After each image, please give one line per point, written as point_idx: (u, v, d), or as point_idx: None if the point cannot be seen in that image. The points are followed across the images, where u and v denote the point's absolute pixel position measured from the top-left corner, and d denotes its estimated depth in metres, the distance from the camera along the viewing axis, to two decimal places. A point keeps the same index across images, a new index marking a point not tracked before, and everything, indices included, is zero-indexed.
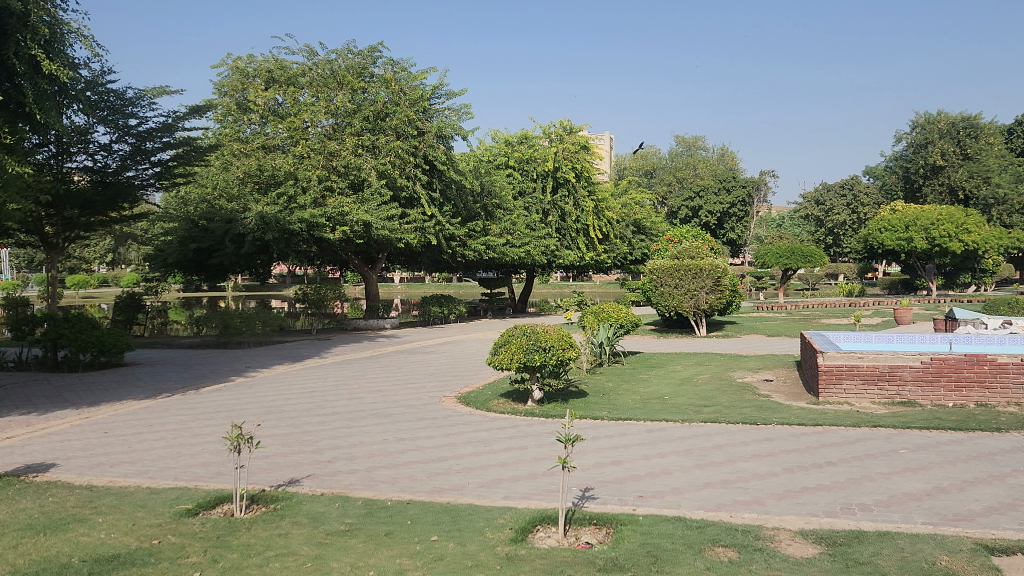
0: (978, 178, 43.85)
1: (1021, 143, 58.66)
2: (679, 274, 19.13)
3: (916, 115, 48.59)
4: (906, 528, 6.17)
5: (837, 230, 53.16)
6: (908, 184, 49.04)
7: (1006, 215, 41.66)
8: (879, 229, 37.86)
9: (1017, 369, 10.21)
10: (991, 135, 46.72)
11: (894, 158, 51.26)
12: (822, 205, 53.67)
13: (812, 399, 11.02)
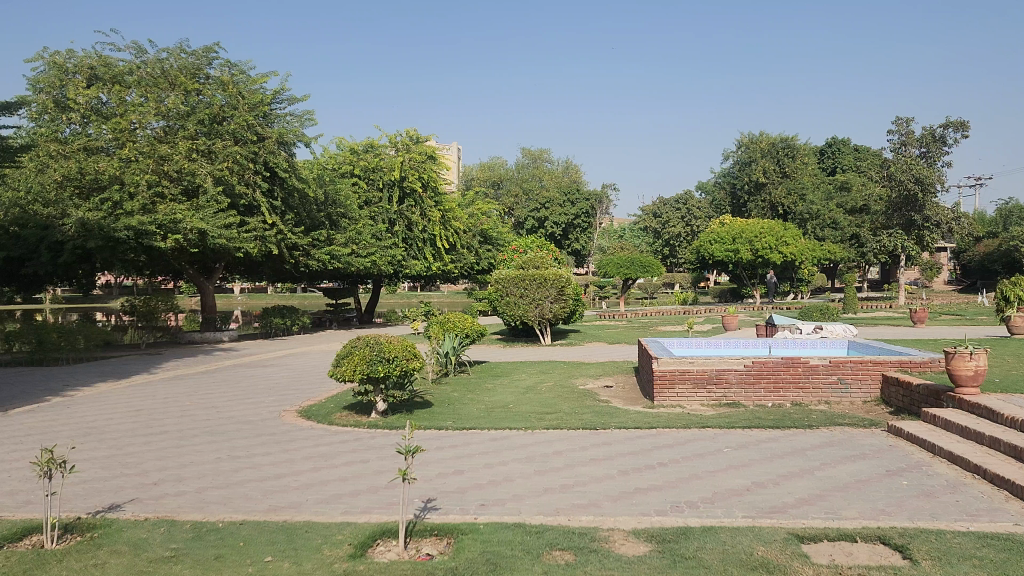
0: (795, 196, 47.55)
1: (831, 163, 64.34)
2: (525, 284, 19.49)
3: (740, 135, 51.87)
4: (728, 522, 6.56)
5: (673, 242, 55.99)
6: (734, 200, 52.44)
7: (818, 228, 45.48)
8: (709, 241, 40.17)
9: (826, 369, 11.13)
10: (806, 156, 50.80)
11: (723, 175, 54.69)
12: (659, 217, 56.45)
13: (647, 403, 11.51)
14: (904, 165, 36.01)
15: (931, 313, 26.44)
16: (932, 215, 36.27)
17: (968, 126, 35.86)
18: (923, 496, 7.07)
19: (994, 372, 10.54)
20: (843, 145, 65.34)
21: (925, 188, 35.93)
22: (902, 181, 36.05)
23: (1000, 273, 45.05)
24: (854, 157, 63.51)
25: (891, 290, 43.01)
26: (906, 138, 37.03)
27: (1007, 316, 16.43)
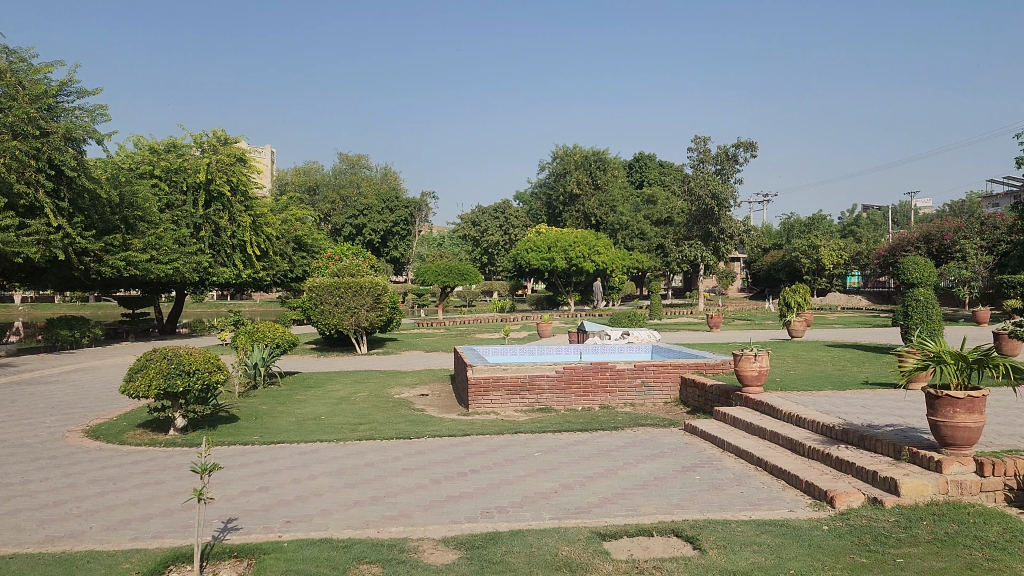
0: (607, 207, 49.99)
1: (639, 176, 68.26)
2: (340, 292, 19.11)
3: (556, 147, 53.70)
4: (535, 525, 6.71)
5: (492, 250, 57.02)
6: (550, 210, 54.27)
7: (629, 239, 47.49)
8: (526, 250, 41.30)
9: (631, 373, 11.71)
10: (616, 169, 53.31)
11: (539, 185, 56.35)
12: (478, 225, 57.17)
13: (462, 410, 11.59)
14: (703, 181, 38.66)
15: (724, 318, 28.67)
16: (727, 227, 39.32)
17: (757, 147, 39.31)
18: (714, 489, 7.58)
19: (775, 372, 11.53)
20: (650, 160, 69.40)
21: (720, 202, 38.82)
22: (701, 196, 38.73)
23: (783, 282, 49.60)
24: (659, 172, 67.57)
25: (692, 297, 46.11)
26: (703, 155, 39.83)
27: (788, 320, 18.00)
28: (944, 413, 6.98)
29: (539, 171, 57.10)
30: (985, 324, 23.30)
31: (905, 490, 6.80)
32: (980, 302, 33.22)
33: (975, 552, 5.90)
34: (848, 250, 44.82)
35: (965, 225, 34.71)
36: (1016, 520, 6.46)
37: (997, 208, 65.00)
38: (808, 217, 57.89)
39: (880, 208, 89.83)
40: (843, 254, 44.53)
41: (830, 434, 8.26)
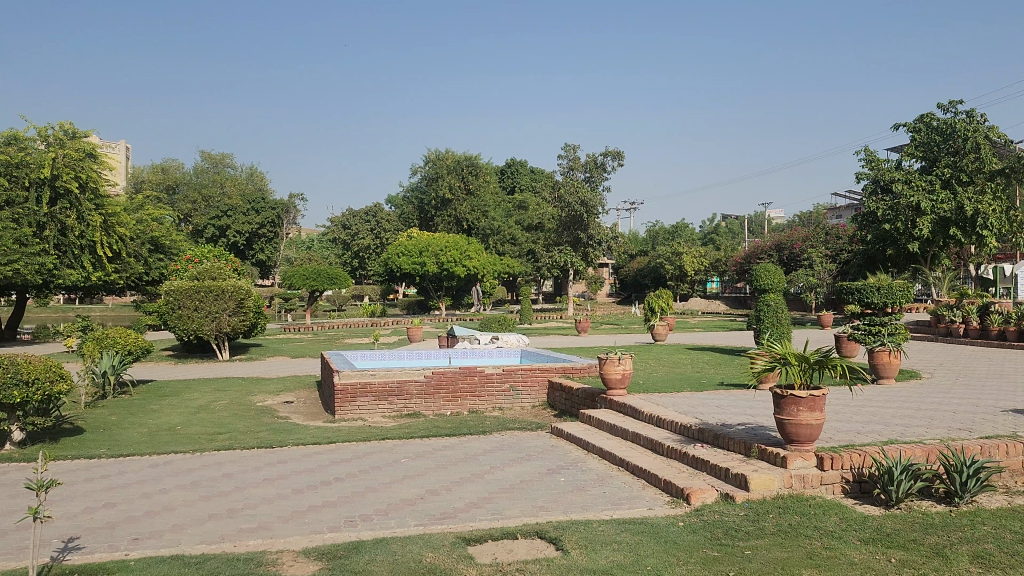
0: (479, 212, 50.22)
1: (511, 182, 69.12)
2: (199, 296, 18.34)
3: (428, 151, 53.57)
4: (399, 532, 6.63)
5: (362, 253, 56.23)
6: (421, 214, 54.08)
7: (499, 244, 48.95)
8: (397, 254, 40.59)
9: (499, 377, 11.83)
10: (488, 175, 53.26)
11: (411, 189, 56.06)
12: (348, 229, 56.15)
13: (329, 417, 11.35)
14: (572, 188, 39.61)
15: (592, 322, 29.47)
16: (595, 234, 40.46)
17: (623, 156, 40.67)
18: (576, 491, 7.75)
19: (639, 374, 11.91)
20: (521, 167, 70.36)
21: (589, 209, 39.93)
22: (570, 203, 39.66)
23: (648, 287, 51.41)
24: (530, 178, 68.57)
25: (563, 301, 47.03)
26: (573, 163, 40.84)
27: (650, 325, 18.67)
28: (789, 412, 7.43)
29: (411, 174, 56.79)
30: (828, 327, 24.96)
31: (754, 485, 7.18)
32: (824, 307, 35.54)
33: (815, 541, 6.30)
34: (708, 257, 47.04)
35: (812, 234, 37.12)
36: (851, 510, 6.95)
37: (839, 220, 69.93)
38: (671, 226, 60.42)
39: (737, 217, 94.73)
40: (703, 261, 46.78)
41: (687, 434, 8.62)
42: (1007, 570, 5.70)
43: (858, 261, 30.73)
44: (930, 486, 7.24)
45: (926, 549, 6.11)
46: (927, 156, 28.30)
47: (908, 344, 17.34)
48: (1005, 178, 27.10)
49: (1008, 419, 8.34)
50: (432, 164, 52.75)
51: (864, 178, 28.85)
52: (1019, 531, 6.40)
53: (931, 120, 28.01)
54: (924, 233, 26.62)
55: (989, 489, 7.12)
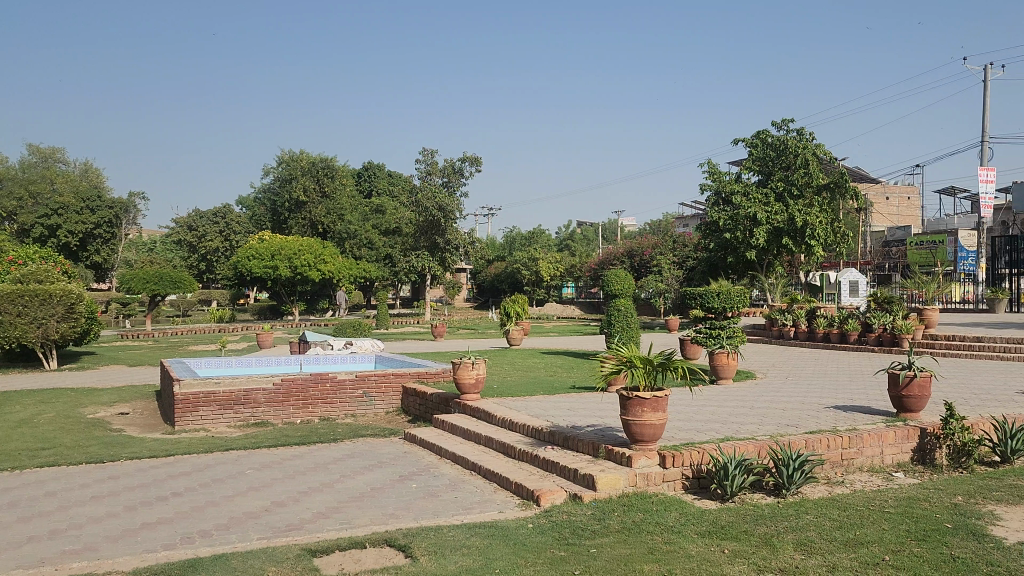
0: (334, 215, 49.05)
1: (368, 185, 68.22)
2: (23, 301, 16.98)
3: (282, 152, 52.43)
4: (240, 547, 6.35)
5: (210, 256, 53.78)
6: (274, 216, 52.42)
7: (356, 248, 48.38)
8: (247, 257, 38.80)
9: (352, 384, 11.66)
10: (344, 177, 52.34)
11: (263, 190, 54.25)
12: (195, 230, 53.61)
13: (168, 428, 10.77)
14: (429, 193, 39.58)
15: (448, 327, 29.52)
16: (452, 239, 40.60)
17: (481, 162, 41.05)
18: (428, 496, 7.70)
19: (493, 379, 12.03)
20: (379, 170, 69.66)
21: (446, 214, 40.03)
22: (427, 208, 39.56)
23: (506, 292, 52.10)
24: (387, 182, 67.95)
25: (421, 306, 46.87)
26: (430, 168, 40.76)
27: (505, 329, 18.85)
28: (634, 413, 7.69)
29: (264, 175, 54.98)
30: (674, 331, 26.14)
31: (601, 484, 7.40)
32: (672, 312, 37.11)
33: (656, 537, 6.54)
34: (563, 263, 48.22)
35: (661, 241, 38.78)
36: (690, 505, 7.28)
37: (685, 228, 73.61)
38: (528, 231, 61.46)
39: (590, 224, 97.79)
40: (558, 267, 47.91)
41: (539, 436, 8.77)
42: (826, 554, 6.15)
43: (701, 269, 32.12)
44: (761, 479, 7.69)
45: (756, 539, 6.50)
46: (763, 170, 30.13)
47: (745, 346, 18.42)
48: (830, 192, 29.29)
49: (830, 415, 9.00)
50: (285, 165, 51.82)
51: (707, 190, 30.33)
52: (837, 518, 6.91)
53: (767, 136, 29.86)
54: (760, 243, 28.39)
55: (813, 480, 7.66)
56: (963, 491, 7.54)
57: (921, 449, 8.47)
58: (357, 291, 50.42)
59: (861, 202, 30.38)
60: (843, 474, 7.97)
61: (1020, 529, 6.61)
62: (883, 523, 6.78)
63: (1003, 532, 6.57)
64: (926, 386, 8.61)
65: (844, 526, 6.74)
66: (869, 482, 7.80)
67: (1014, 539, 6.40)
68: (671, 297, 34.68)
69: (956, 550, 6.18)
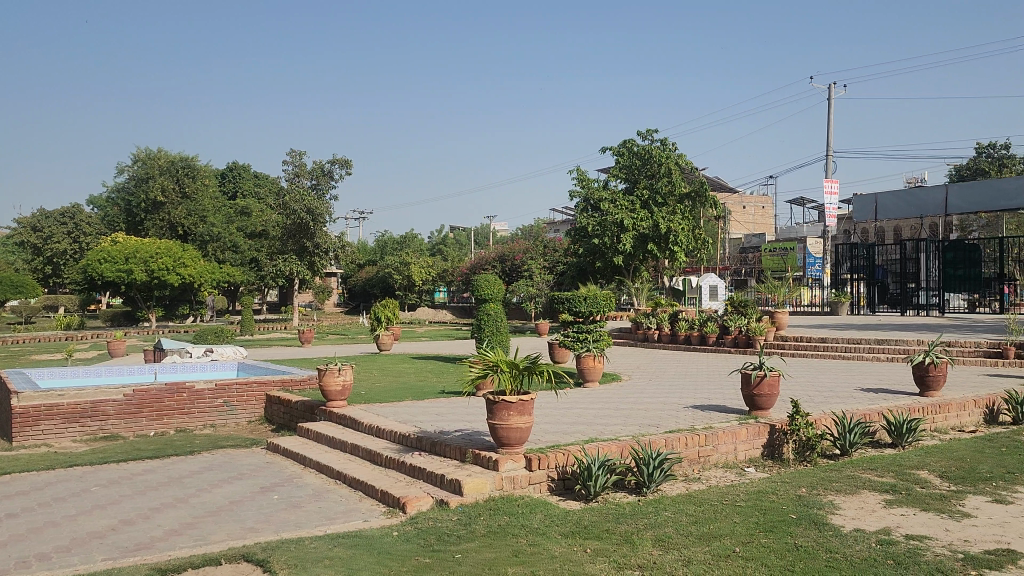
0: (195, 217, 47.07)
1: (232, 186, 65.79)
2: None
3: (137, 150, 49.46)
4: (83, 569, 5.95)
5: (57, 259, 50.32)
6: (129, 217, 49.64)
7: (219, 251, 46.79)
8: (97, 259, 36.43)
9: (211, 393, 11.26)
10: (207, 177, 50.28)
11: (117, 190, 51.27)
12: (40, 231, 50.09)
13: (5, 445, 10.01)
14: (297, 196, 38.56)
15: (317, 332, 28.87)
16: (321, 242, 39.72)
17: (350, 165, 40.52)
18: (290, 508, 7.48)
19: (362, 385, 11.87)
20: (244, 171, 67.35)
21: (315, 218, 39.11)
22: (295, 211, 38.54)
23: (377, 297, 51.51)
24: (252, 183, 65.75)
25: (288, 312, 45.66)
26: (299, 170, 39.87)
27: (375, 335, 18.67)
28: (500, 416, 7.75)
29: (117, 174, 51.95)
30: (543, 334, 26.60)
31: (467, 489, 7.41)
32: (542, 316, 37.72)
33: (521, 539, 6.60)
34: (435, 268, 48.21)
35: (531, 246, 39.38)
36: (555, 507, 7.39)
37: (556, 234, 75.23)
38: (400, 235, 61.01)
39: (462, 229, 98.27)
40: (430, 271, 47.87)
41: (405, 442, 8.71)
42: (682, 549, 6.38)
43: (571, 273, 32.80)
44: (623, 479, 7.92)
45: (617, 537, 6.67)
46: (629, 178, 31.07)
47: (610, 349, 18.96)
48: (692, 201, 30.93)
49: (688, 415, 9.39)
50: (142, 163, 49.10)
51: (575, 196, 30.93)
52: (692, 514, 7.20)
53: (633, 146, 30.78)
54: (627, 249, 29.36)
55: (671, 478, 7.95)
56: (806, 483, 8.03)
57: (771, 444, 8.96)
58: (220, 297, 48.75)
59: (719, 211, 32.08)
60: (699, 471, 8.32)
61: (856, 516, 7.10)
62: (734, 517, 7.12)
63: (841, 520, 7.03)
64: (775, 385, 9.11)
65: (699, 521, 7.03)
66: (723, 478, 8.18)
67: (850, 526, 6.87)
68: (541, 301, 35.22)
69: (799, 539, 6.57)
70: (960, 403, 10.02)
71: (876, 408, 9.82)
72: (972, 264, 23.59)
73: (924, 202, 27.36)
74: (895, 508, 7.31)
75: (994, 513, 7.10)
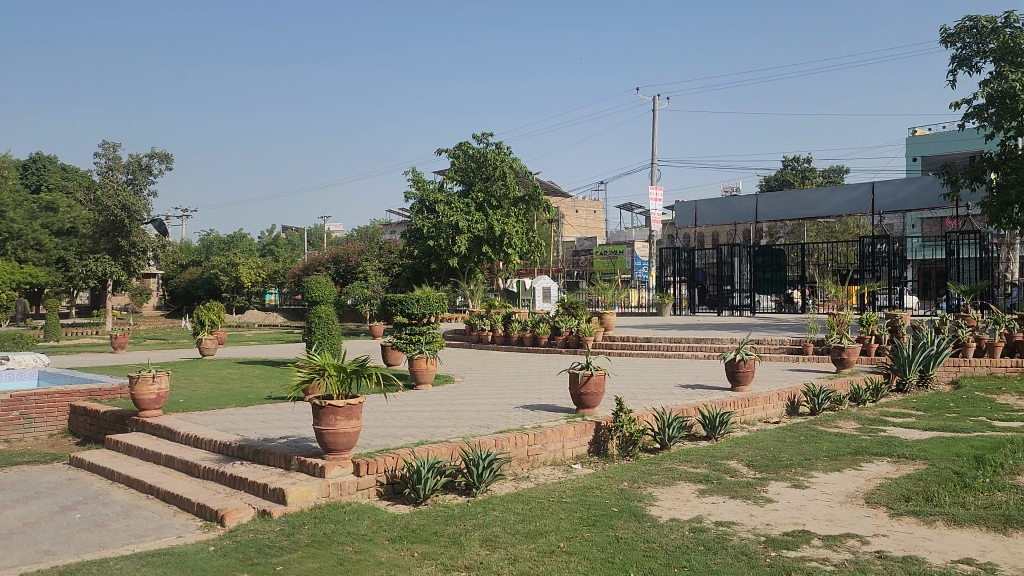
0: None
1: (35, 178, 60.46)
2: None
3: None
4: None
5: None
6: None
7: (20, 250, 42.22)
8: None
9: (6, 405, 10.32)
10: (6, 168, 45.99)
11: None
12: None
13: None
14: (112, 190, 36.18)
15: (132, 337, 27.09)
16: (138, 241, 37.30)
17: (171, 159, 38.46)
18: (94, 528, 6.94)
19: (181, 392, 11.24)
20: (49, 163, 62.30)
21: (131, 215, 36.72)
22: (108, 206, 36.08)
23: (203, 299, 49.10)
24: (60, 177, 60.77)
25: (100, 314, 42.55)
26: (113, 163, 37.40)
27: (198, 338, 17.77)
28: (327, 421, 7.55)
29: None
30: (377, 337, 26.36)
31: (291, 498, 7.15)
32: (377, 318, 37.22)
33: (346, 546, 6.45)
34: (265, 269, 46.62)
35: (366, 247, 38.83)
36: (384, 512, 7.28)
37: (392, 236, 74.62)
38: (227, 235, 58.41)
39: (295, 228, 95.43)
40: (260, 273, 46.25)
41: (226, 452, 8.32)
42: (509, 547, 6.48)
43: (406, 275, 32.63)
44: (453, 480, 7.92)
45: (445, 539, 6.67)
46: (464, 180, 31.28)
47: (443, 350, 19.02)
48: (525, 204, 31.62)
49: (519, 415, 9.57)
50: None
51: (410, 197, 30.78)
52: (519, 513, 7.32)
53: (468, 149, 31.00)
54: (462, 250, 29.62)
55: (500, 477, 8.05)
56: (628, 477, 8.37)
57: (597, 441, 9.28)
58: (19, 299, 44.12)
59: (552, 214, 33.01)
60: (528, 470, 8.47)
61: (672, 506, 7.47)
62: (560, 513, 7.30)
63: (658, 511, 7.39)
64: (600, 384, 9.45)
65: (525, 519, 7.15)
66: (550, 475, 8.37)
67: (666, 516, 7.23)
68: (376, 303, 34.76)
69: (620, 531, 6.83)
70: (765, 396, 10.81)
71: (692, 403, 10.41)
72: (779, 268, 25.53)
73: (738, 209, 29.26)
74: (707, 496, 7.77)
75: (792, 497, 7.70)
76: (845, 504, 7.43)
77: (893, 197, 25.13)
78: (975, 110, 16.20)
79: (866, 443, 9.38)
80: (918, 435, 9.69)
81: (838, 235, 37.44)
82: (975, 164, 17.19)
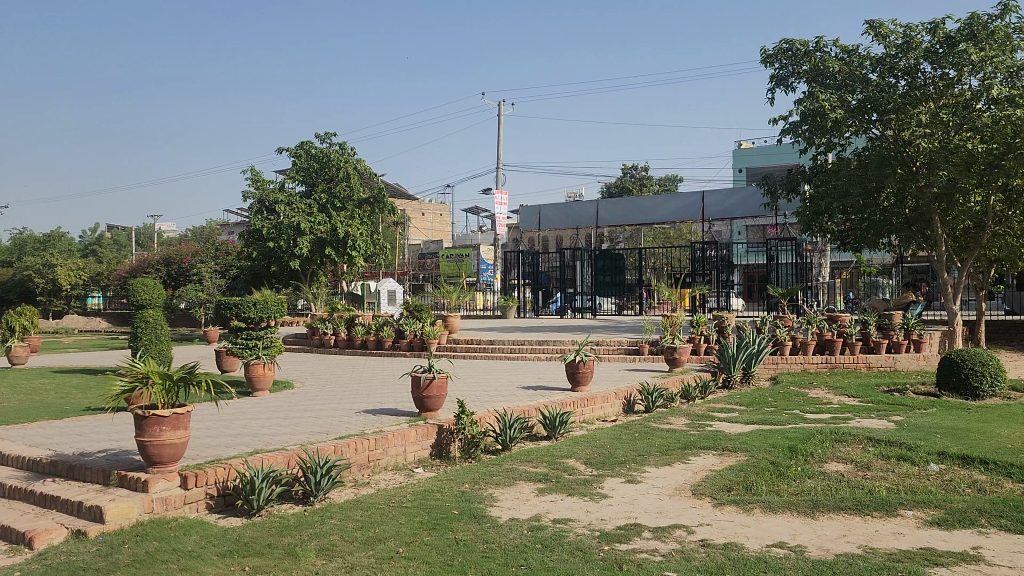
0: None
1: None
2: None
3: None
4: None
5: None
6: None
7: None
8: None
9: None
10: None
11: None
12: None
13: None
14: None
15: None
16: None
17: None
18: None
19: None
20: None
21: None
22: None
23: (15, 304, 45.13)
24: None
25: None
26: None
27: (5, 346, 16.28)
28: (151, 433, 7.12)
29: None
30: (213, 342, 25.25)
31: (110, 516, 6.69)
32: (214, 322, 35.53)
33: (171, 565, 6.09)
34: (87, 270, 43.49)
35: (202, 247, 36.98)
36: (213, 526, 6.95)
37: (230, 236, 71.51)
38: (43, 235, 54.01)
39: (123, 227, 89.53)
40: (82, 275, 43.33)
41: (36, 469, 7.69)
42: (346, 556, 6.34)
43: (244, 277, 31.46)
44: (290, 489, 7.68)
45: (279, 551, 6.44)
46: (307, 180, 30.45)
47: (281, 355, 18.41)
48: (370, 206, 30.93)
49: (360, 419, 9.42)
50: None
51: (249, 197, 29.62)
52: (358, 519, 7.19)
53: (311, 148, 30.19)
54: (304, 253, 29.01)
55: (339, 485, 7.87)
56: (469, 479, 8.42)
57: (439, 444, 9.28)
58: None
59: (397, 216, 32.63)
60: (368, 475, 8.34)
61: (511, 506, 7.59)
62: (400, 518, 7.24)
63: (498, 511, 7.48)
64: (442, 386, 9.49)
65: (364, 526, 7.03)
66: (391, 480, 8.29)
67: (506, 516, 7.33)
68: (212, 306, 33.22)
69: (459, 534, 6.85)
70: (603, 396, 11.22)
71: (533, 404, 10.64)
72: (618, 271, 26.52)
73: (579, 215, 30.18)
74: (546, 494, 7.94)
75: (626, 492, 8.00)
76: (673, 497, 7.80)
77: (721, 205, 26.74)
78: (790, 127, 17.50)
79: (694, 438, 9.93)
80: (740, 429, 10.35)
81: (673, 240, 39.47)
82: (790, 176, 18.59)
